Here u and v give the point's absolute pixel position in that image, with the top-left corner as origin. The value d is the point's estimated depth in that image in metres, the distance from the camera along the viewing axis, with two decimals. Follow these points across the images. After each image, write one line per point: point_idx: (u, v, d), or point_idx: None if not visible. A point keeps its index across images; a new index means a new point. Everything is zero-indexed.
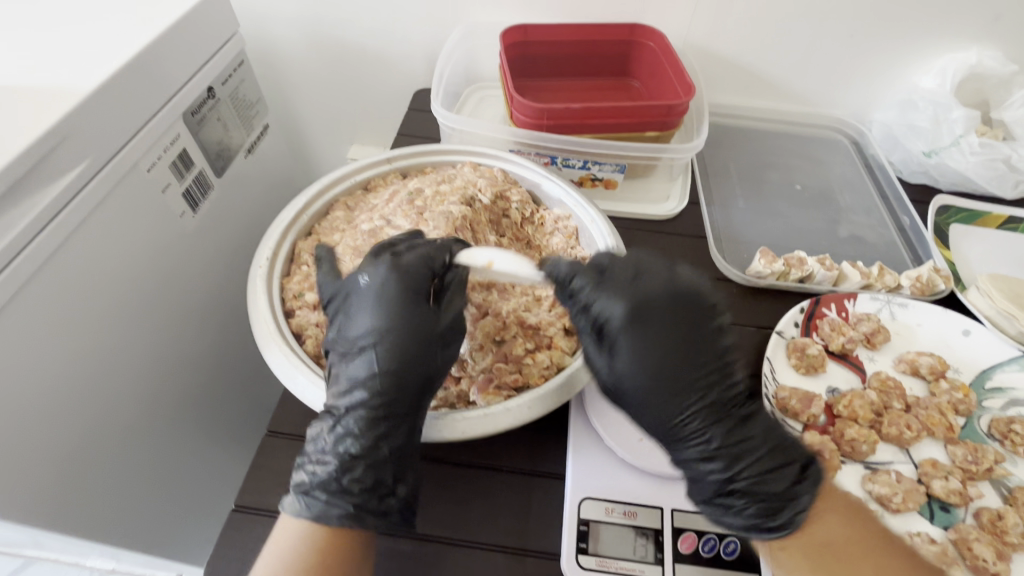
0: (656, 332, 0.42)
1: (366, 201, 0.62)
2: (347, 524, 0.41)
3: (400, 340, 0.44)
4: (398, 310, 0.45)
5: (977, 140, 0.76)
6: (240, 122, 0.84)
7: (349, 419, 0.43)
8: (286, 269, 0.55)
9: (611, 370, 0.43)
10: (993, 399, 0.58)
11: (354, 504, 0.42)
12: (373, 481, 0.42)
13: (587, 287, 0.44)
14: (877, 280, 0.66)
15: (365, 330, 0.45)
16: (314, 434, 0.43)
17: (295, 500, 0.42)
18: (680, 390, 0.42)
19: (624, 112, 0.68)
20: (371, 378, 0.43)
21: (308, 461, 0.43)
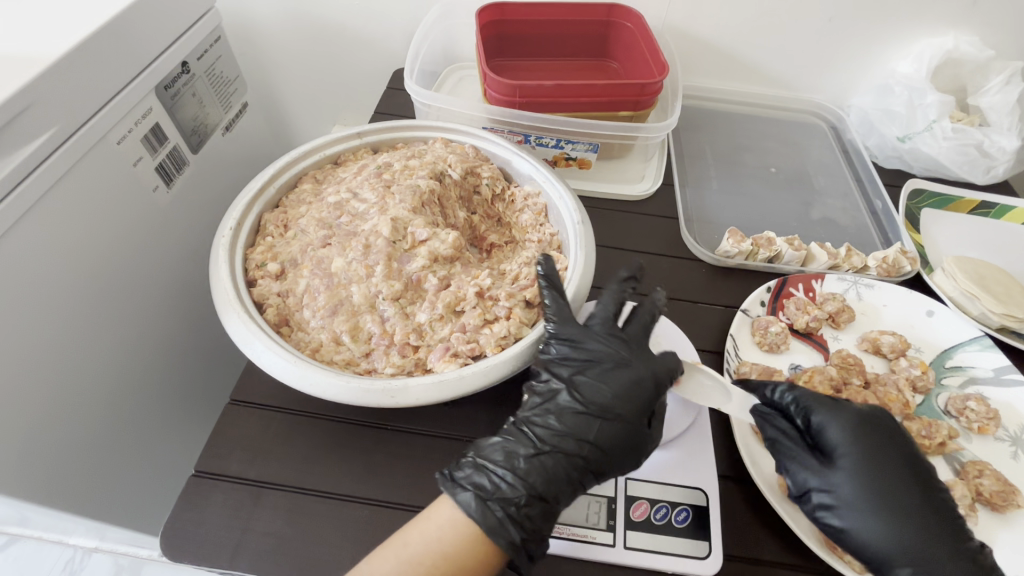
0: (886, 460, 0.45)
1: (335, 174, 0.62)
2: (508, 551, 0.39)
3: (633, 406, 0.46)
4: (624, 383, 0.46)
5: (950, 124, 0.75)
6: (218, 98, 0.84)
7: (556, 455, 0.43)
8: (251, 241, 0.55)
9: (831, 481, 0.45)
10: (952, 377, 0.59)
11: (521, 538, 0.40)
12: (540, 524, 0.41)
13: (805, 406, 0.48)
14: (844, 261, 0.67)
15: (589, 394, 0.46)
16: (508, 450, 0.44)
17: (473, 501, 0.40)
18: (908, 517, 0.43)
19: (596, 89, 0.67)
20: (611, 438, 0.45)
21: (492, 472, 0.42)
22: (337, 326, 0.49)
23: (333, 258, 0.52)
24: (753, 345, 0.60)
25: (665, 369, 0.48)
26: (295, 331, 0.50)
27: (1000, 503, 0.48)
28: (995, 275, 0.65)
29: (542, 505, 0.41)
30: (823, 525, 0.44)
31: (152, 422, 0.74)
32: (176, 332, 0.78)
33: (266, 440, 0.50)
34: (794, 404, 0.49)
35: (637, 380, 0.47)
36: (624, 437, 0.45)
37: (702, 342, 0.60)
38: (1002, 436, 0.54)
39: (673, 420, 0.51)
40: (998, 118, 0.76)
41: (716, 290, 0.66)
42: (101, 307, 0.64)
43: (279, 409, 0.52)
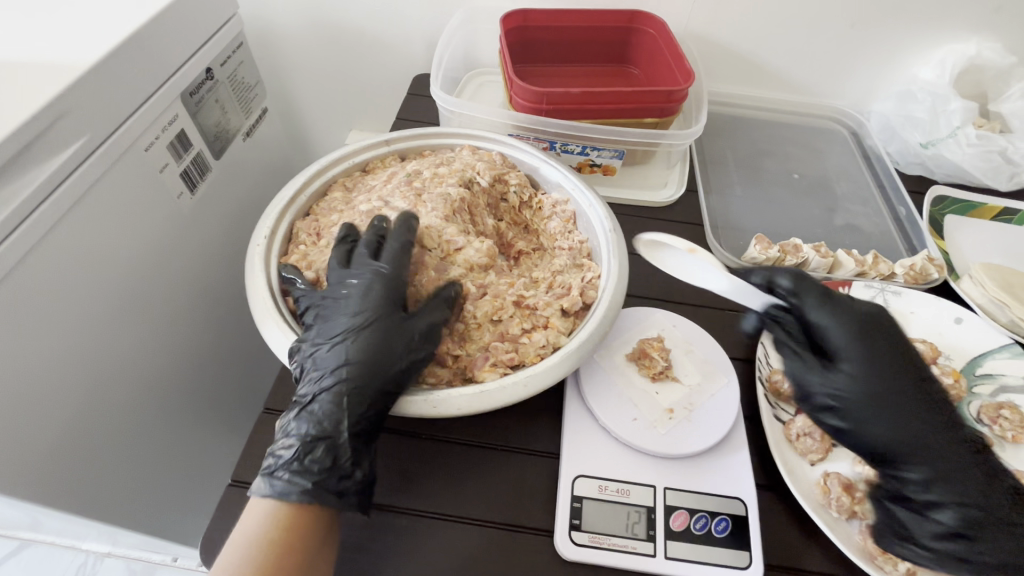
0: (891, 355, 0.47)
1: (364, 182, 0.62)
2: (305, 500, 0.41)
3: (372, 313, 0.46)
4: (360, 294, 0.46)
5: (974, 131, 0.76)
6: (239, 104, 0.84)
7: (317, 398, 0.43)
8: (283, 249, 0.55)
9: (833, 379, 0.47)
10: (983, 385, 0.59)
11: (313, 482, 0.41)
12: (333, 458, 0.42)
13: (805, 297, 0.50)
14: (871, 268, 0.67)
15: (332, 329, 0.46)
16: (288, 420, 0.44)
17: (263, 482, 0.41)
18: (907, 411, 0.45)
19: (623, 97, 0.68)
20: (358, 358, 0.44)
21: (278, 445, 0.43)
22: None
23: None
24: None
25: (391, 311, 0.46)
26: None
27: None
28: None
29: (324, 441, 0.42)
30: (897, 471, 0.45)
31: (185, 430, 0.74)
32: (204, 339, 0.78)
33: None
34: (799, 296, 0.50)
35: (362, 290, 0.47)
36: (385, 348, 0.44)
37: (733, 349, 0.60)
38: None
39: (713, 429, 0.50)
40: (1021, 125, 0.77)
41: None
42: (131, 314, 0.64)
43: None
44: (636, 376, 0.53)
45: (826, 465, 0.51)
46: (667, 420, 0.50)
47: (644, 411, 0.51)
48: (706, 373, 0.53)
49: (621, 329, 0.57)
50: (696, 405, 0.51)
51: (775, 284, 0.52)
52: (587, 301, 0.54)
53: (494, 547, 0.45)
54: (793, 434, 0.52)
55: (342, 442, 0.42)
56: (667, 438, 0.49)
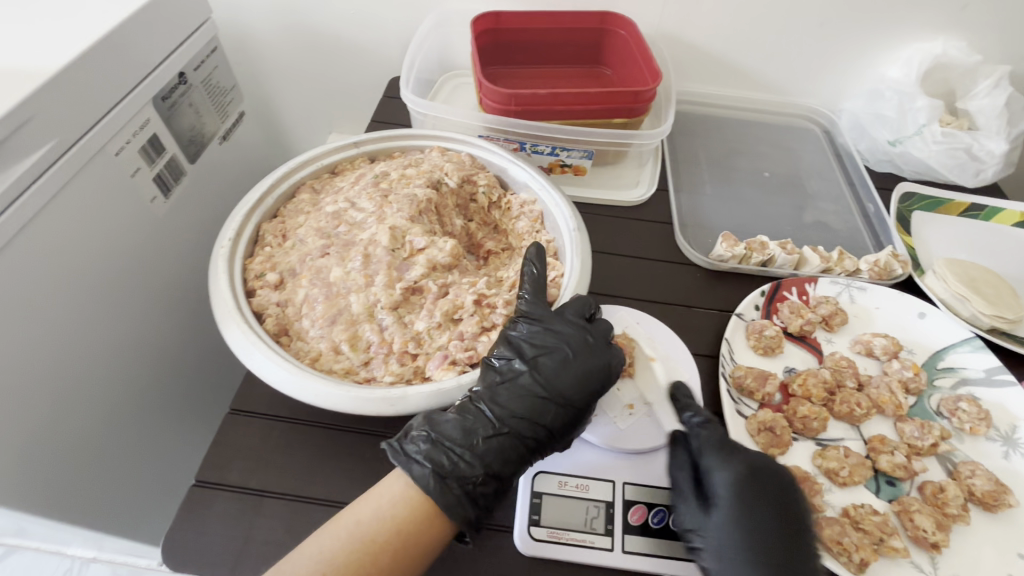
0: (756, 512, 0.43)
1: (332, 184, 0.62)
2: (463, 527, 0.42)
3: (582, 382, 0.47)
4: (573, 354, 0.48)
5: (940, 128, 0.77)
6: (214, 108, 0.85)
7: (509, 434, 0.45)
8: (249, 251, 0.56)
9: (699, 522, 0.44)
10: (944, 379, 0.60)
11: (475, 516, 0.42)
12: (493, 501, 0.43)
13: (704, 433, 0.48)
14: (836, 264, 0.68)
15: (553, 377, 0.47)
16: (460, 430, 0.44)
17: (428, 479, 0.42)
18: (765, 572, 0.41)
19: (591, 97, 0.68)
20: (562, 415, 0.46)
21: (452, 450, 0.43)
22: (336, 336, 0.49)
23: (331, 268, 0.52)
24: (747, 349, 0.61)
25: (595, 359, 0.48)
26: (294, 341, 0.50)
27: (992, 503, 0.49)
28: (986, 277, 0.66)
29: (497, 483, 0.43)
30: None
31: (154, 432, 0.75)
32: (176, 341, 0.79)
33: (266, 451, 0.50)
34: (695, 434, 0.48)
35: (586, 362, 0.48)
36: (586, 415, 0.48)
37: (698, 346, 0.61)
38: (993, 436, 0.55)
39: (671, 424, 0.50)
40: (986, 122, 0.77)
41: (711, 294, 0.66)
42: (100, 317, 0.64)
43: (279, 418, 0.52)
44: None
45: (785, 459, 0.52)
46: (627, 415, 0.51)
47: (604, 407, 0.52)
48: (667, 369, 0.55)
49: None
50: (655, 400, 0.52)
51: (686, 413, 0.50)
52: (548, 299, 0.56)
53: (454, 543, 0.45)
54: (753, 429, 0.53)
55: (509, 488, 0.44)
56: (626, 432, 0.50)
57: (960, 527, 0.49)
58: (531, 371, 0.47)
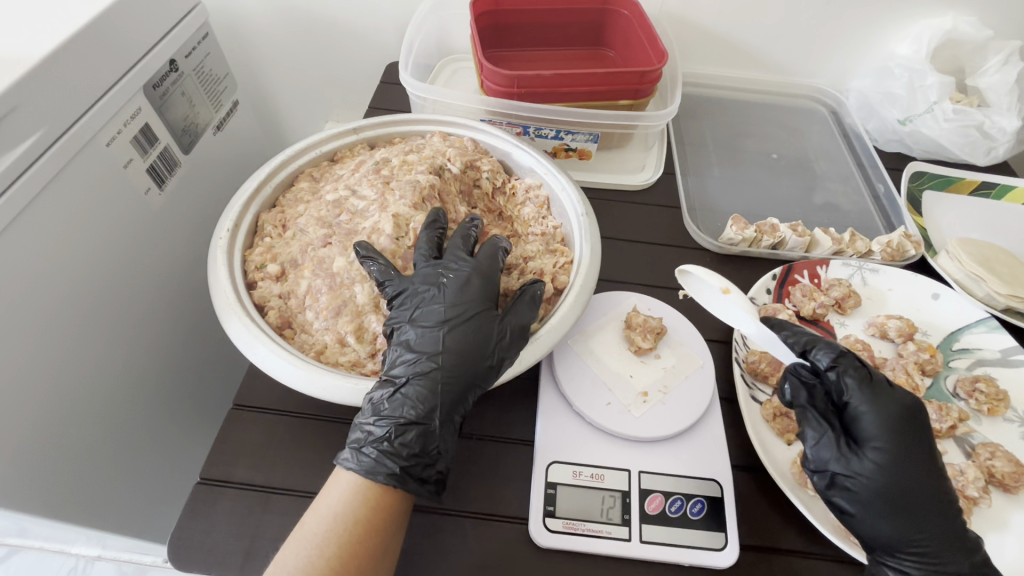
0: (918, 458, 0.42)
1: (332, 171, 0.61)
2: (391, 484, 0.40)
3: (469, 307, 0.46)
4: (459, 286, 0.47)
5: (951, 106, 0.75)
6: (208, 97, 0.82)
7: (411, 383, 0.43)
8: (249, 241, 0.54)
9: (852, 465, 0.43)
10: (960, 360, 0.59)
11: (400, 468, 0.41)
12: (423, 446, 0.42)
13: (847, 376, 0.45)
14: (848, 246, 0.66)
15: (432, 317, 0.46)
16: (383, 397, 0.43)
17: (352, 457, 0.41)
18: (918, 510, 0.41)
19: (596, 78, 0.66)
20: (454, 349, 0.45)
21: (366, 419, 0.42)
22: (341, 328, 0.47)
23: (333, 258, 0.50)
24: None
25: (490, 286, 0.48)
26: (298, 333, 0.48)
27: (1012, 484, 0.48)
28: (1000, 257, 0.65)
29: (416, 426, 0.42)
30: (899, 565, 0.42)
31: (156, 429, 0.74)
32: (176, 337, 0.77)
33: (273, 446, 0.49)
34: (835, 382, 0.45)
35: (463, 280, 0.47)
36: (493, 333, 0.46)
37: (710, 332, 0.60)
38: (1011, 417, 0.54)
39: (686, 412, 0.49)
40: (997, 99, 0.76)
41: (721, 278, 0.65)
42: (97, 313, 0.63)
43: (285, 411, 0.51)
44: (611, 359, 0.52)
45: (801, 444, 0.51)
46: (642, 403, 0.50)
47: (618, 395, 0.50)
48: (681, 355, 0.53)
49: (595, 315, 0.56)
50: (670, 388, 0.51)
51: (815, 355, 0.46)
52: (558, 286, 0.55)
53: (467, 536, 0.44)
54: (770, 414, 0.52)
55: (434, 428, 0.42)
56: (641, 421, 0.49)
57: (980, 509, 0.48)
58: (414, 317, 0.46)
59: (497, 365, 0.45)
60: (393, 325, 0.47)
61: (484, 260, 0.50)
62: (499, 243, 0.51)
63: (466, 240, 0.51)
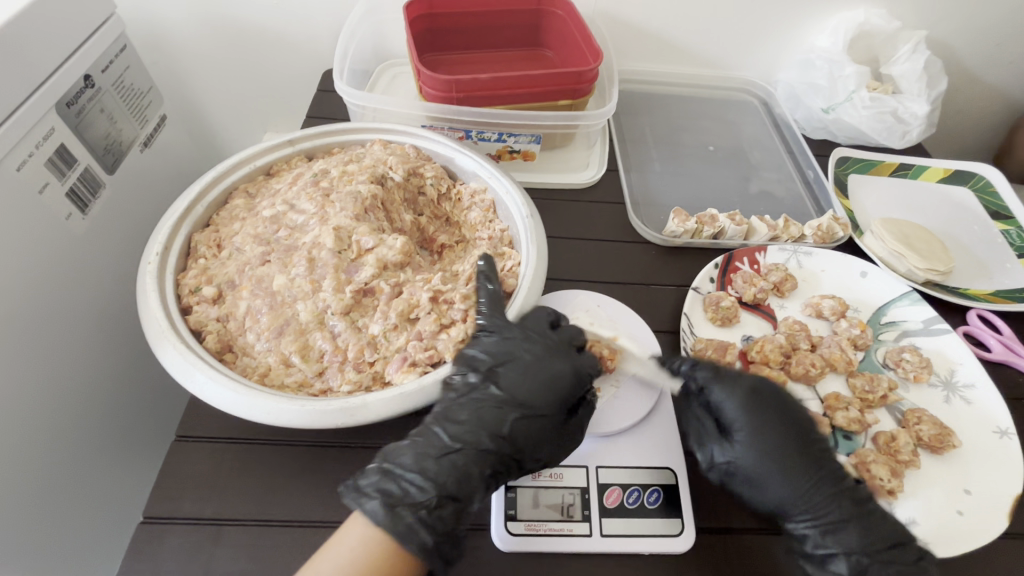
0: (779, 428, 0.46)
1: (269, 186, 0.58)
2: (417, 555, 0.38)
3: (560, 407, 0.45)
4: (551, 380, 0.46)
5: (867, 94, 0.80)
6: (131, 113, 0.78)
7: (462, 452, 0.42)
8: (181, 264, 0.51)
9: (728, 453, 0.46)
10: (888, 333, 0.63)
11: (430, 543, 0.38)
12: (454, 526, 0.40)
13: (701, 375, 0.48)
14: (783, 232, 0.69)
15: (512, 389, 0.45)
16: (422, 454, 0.42)
17: (381, 511, 0.38)
18: (795, 477, 0.45)
19: (533, 80, 0.67)
20: (528, 441, 0.44)
21: (406, 477, 0.41)
22: (285, 347, 0.46)
23: (273, 276, 0.49)
24: (706, 321, 0.61)
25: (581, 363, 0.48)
26: (239, 357, 0.46)
27: (939, 445, 0.52)
28: (918, 233, 0.69)
29: (453, 503, 0.40)
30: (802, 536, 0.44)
31: (91, 470, 0.69)
32: (109, 370, 0.73)
33: (217, 480, 0.47)
34: (694, 378, 0.49)
35: (553, 372, 0.46)
36: (544, 433, 0.44)
37: (658, 323, 0.61)
38: (935, 382, 0.58)
39: (636, 403, 0.51)
40: (909, 86, 0.81)
41: (667, 270, 0.67)
42: (16, 352, 0.58)
43: (232, 439, 0.49)
44: None
45: None
46: (594, 398, 0.51)
47: None
48: (630, 349, 0.54)
49: None
50: (620, 382, 0.52)
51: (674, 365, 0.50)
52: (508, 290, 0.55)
53: None
54: None
55: (470, 510, 0.41)
56: (593, 416, 0.50)
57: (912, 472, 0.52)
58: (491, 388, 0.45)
59: (540, 460, 0.45)
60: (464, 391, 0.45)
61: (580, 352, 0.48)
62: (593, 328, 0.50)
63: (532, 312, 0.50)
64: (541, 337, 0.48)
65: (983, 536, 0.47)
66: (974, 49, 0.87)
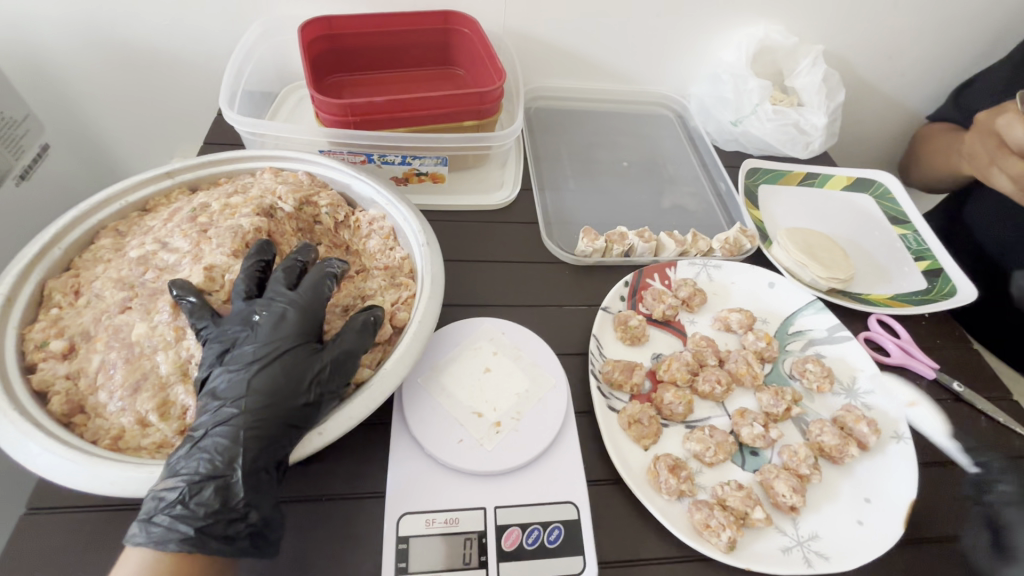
0: None
1: (141, 223, 0.54)
2: (185, 550, 0.36)
3: (284, 343, 0.44)
4: (272, 323, 0.44)
5: (771, 107, 0.82)
6: (2, 144, 0.71)
7: (220, 430, 0.40)
8: (29, 316, 0.46)
9: None
10: (795, 343, 0.64)
11: (194, 529, 0.37)
12: (224, 501, 0.38)
13: None
14: (692, 247, 0.70)
15: (236, 360, 0.43)
16: (188, 447, 0.39)
17: (139, 529, 0.37)
18: None
19: (434, 102, 0.65)
20: (262, 391, 0.42)
21: (162, 482, 0.38)
22: (141, 406, 0.42)
23: (133, 325, 0.45)
24: (616, 340, 0.61)
25: (292, 316, 0.45)
26: (92, 419, 0.42)
27: (838, 455, 0.53)
28: (821, 243, 0.71)
29: (215, 481, 0.38)
30: None
31: None
32: None
33: (68, 559, 0.42)
34: None
35: (278, 315, 0.45)
36: (310, 374, 0.43)
37: (569, 347, 0.60)
38: (838, 390, 0.60)
39: (539, 436, 0.48)
40: (810, 97, 0.84)
41: (579, 290, 0.66)
42: None
43: (92, 507, 0.44)
44: (463, 393, 0.50)
45: (658, 447, 0.53)
46: (494, 434, 0.48)
47: (470, 430, 0.48)
48: (533, 378, 0.52)
49: (447, 347, 0.54)
50: (523, 413, 0.50)
51: None
52: (398, 325, 0.52)
53: None
54: (626, 422, 0.53)
55: (236, 480, 0.39)
56: (493, 454, 0.47)
57: (814, 483, 0.52)
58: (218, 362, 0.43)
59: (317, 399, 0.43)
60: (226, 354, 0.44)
61: (302, 296, 0.46)
62: (326, 268, 0.48)
63: (290, 272, 0.48)
64: (263, 310, 0.45)
65: (883, 545, 0.48)
66: (869, 62, 0.91)
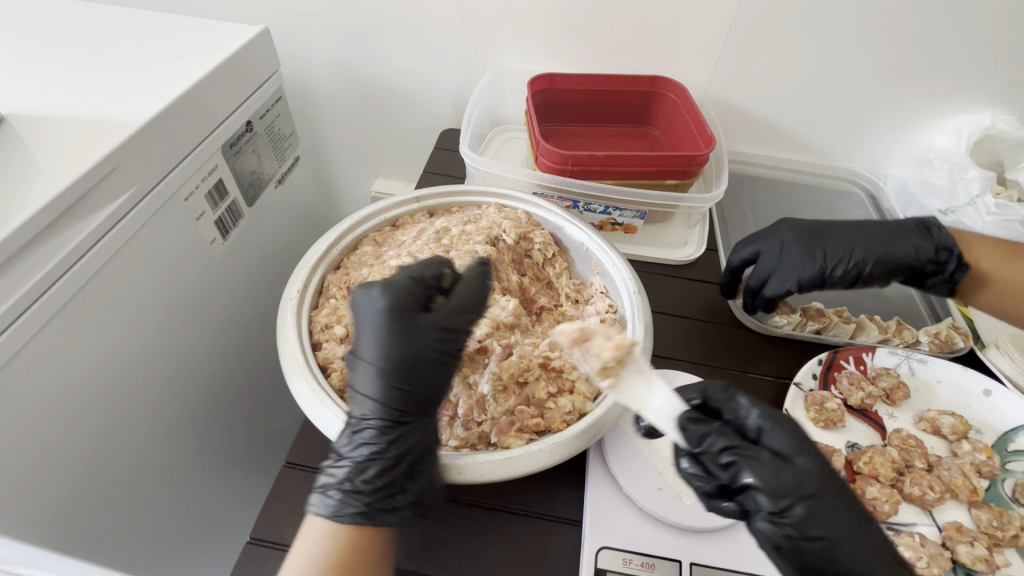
0: None
1: (395, 237, 0.64)
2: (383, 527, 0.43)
3: (444, 357, 0.46)
4: (433, 338, 0.46)
5: (993, 200, 0.76)
6: (274, 152, 0.87)
7: (398, 434, 0.44)
8: (314, 301, 0.57)
9: None
10: (1016, 463, 0.57)
11: (367, 504, 0.42)
12: (390, 483, 0.43)
13: None
14: (894, 335, 0.67)
15: (409, 372, 0.45)
16: (367, 444, 0.44)
17: (351, 511, 0.42)
18: None
19: (646, 160, 0.69)
20: (393, 367, 0.44)
21: (345, 475, 0.43)
22: None
23: None
24: (808, 421, 0.59)
25: (451, 334, 0.47)
26: None
27: None
28: None
29: (399, 478, 0.44)
30: None
31: (195, 482, 0.74)
32: (227, 385, 0.80)
33: None
34: None
35: (437, 334, 0.46)
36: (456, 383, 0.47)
37: None
38: None
39: None
40: None
41: (766, 360, 0.65)
42: (154, 360, 0.64)
43: None
44: (662, 443, 0.53)
45: None
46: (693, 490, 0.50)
47: (669, 481, 0.50)
48: None
49: None
50: None
51: None
52: None
53: None
54: None
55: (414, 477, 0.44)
56: (692, 509, 0.48)
57: None
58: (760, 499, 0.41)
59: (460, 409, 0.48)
60: (705, 449, 0.42)
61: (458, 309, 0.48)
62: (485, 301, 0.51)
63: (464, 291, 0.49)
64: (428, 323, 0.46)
65: None
66: None
